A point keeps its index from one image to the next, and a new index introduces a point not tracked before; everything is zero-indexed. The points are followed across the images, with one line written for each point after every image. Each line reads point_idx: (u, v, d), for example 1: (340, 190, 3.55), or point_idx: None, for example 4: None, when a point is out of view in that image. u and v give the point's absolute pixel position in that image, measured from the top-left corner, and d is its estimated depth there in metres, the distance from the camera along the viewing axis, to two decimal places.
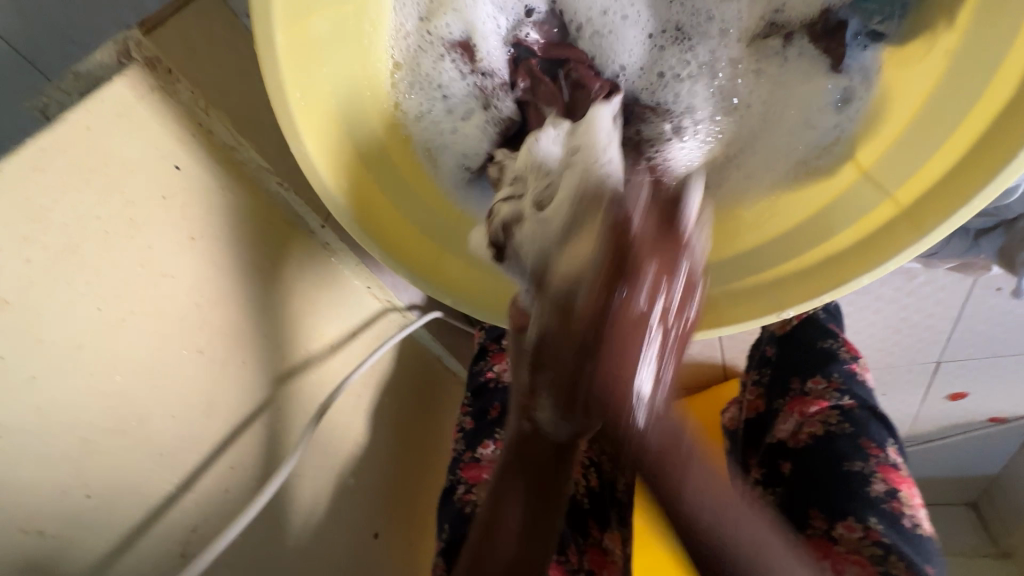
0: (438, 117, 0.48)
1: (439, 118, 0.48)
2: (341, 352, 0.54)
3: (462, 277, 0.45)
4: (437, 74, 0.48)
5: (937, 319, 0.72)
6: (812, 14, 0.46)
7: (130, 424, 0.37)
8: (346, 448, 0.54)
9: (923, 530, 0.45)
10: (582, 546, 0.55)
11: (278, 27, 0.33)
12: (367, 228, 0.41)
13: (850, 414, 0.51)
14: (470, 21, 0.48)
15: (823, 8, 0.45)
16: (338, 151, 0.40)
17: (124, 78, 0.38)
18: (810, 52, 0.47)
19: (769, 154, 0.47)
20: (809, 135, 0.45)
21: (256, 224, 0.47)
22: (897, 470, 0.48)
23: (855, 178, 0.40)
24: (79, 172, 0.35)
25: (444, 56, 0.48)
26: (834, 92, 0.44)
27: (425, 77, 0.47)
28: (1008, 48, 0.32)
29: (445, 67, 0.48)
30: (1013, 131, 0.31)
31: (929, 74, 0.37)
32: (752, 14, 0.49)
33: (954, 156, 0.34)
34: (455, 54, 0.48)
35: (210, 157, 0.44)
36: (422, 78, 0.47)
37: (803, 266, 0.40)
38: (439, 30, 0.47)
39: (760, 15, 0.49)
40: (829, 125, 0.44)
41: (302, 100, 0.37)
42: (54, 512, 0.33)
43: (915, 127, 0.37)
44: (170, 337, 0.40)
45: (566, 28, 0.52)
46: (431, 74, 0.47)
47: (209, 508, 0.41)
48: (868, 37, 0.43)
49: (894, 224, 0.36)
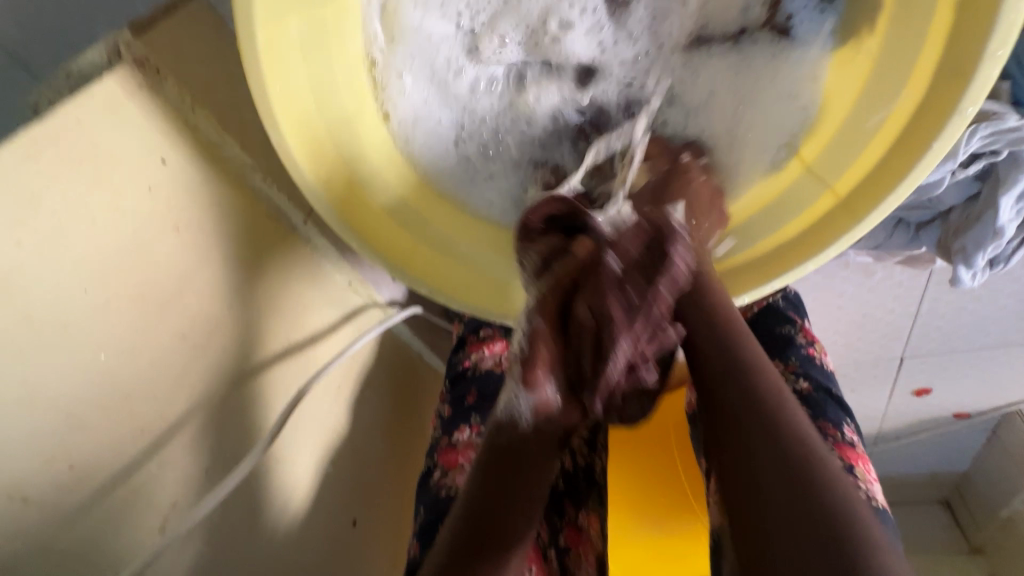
0: (428, 119, 0.50)
1: (451, 97, 0.50)
2: (323, 342, 0.56)
3: (466, 291, 0.48)
4: (401, 93, 0.48)
5: (897, 315, 0.76)
6: (733, 29, 0.49)
7: (114, 401, 0.39)
8: (326, 435, 0.56)
9: (877, 502, 0.48)
10: (559, 524, 0.57)
11: (258, 25, 0.36)
12: (341, 217, 0.43)
13: (808, 397, 0.53)
14: (417, 36, 0.47)
15: (741, 29, 0.48)
16: (314, 144, 0.42)
17: (114, 75, 0.40)
18: (764, 40, 0.47)
19: (747, 127, 0.48)
20: (777, 119, 0.46)
21: (238, 217, 0.49)
22: (852, 448, 0.50)
23: (799, 172, 0.44)
24: (69, 161, 0.37)
25: (401, 76, 0.48)
26: (802, 72, 0.46)
27: (388, 89, 0.48)
28: (921, 47, 0.36)
29: (403, 86, 0.48)
30: (927, 127, 0.35)
31: (857, 76, 0.41)
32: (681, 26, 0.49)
33: (880, 150, 0.37)
34: (415, 72, 0.48)
35: (196, 151, 0.46)
36: (390, 87, 0.48)
37: (752, 258, 0.43)
38: (395, 42, 0.47)
39: (689, 31, 0.49)
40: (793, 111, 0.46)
41: (281, 95, 0.39)
42: (39, 481, 0.34)
43: (851, 123, 0.40)
44: (155, 321, 0.42)
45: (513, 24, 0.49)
46: (394, 89, 0.48)
47: (190, 485, 0.43)
48: (823, 3, 0.45)
49: (834, 213, 0.39)
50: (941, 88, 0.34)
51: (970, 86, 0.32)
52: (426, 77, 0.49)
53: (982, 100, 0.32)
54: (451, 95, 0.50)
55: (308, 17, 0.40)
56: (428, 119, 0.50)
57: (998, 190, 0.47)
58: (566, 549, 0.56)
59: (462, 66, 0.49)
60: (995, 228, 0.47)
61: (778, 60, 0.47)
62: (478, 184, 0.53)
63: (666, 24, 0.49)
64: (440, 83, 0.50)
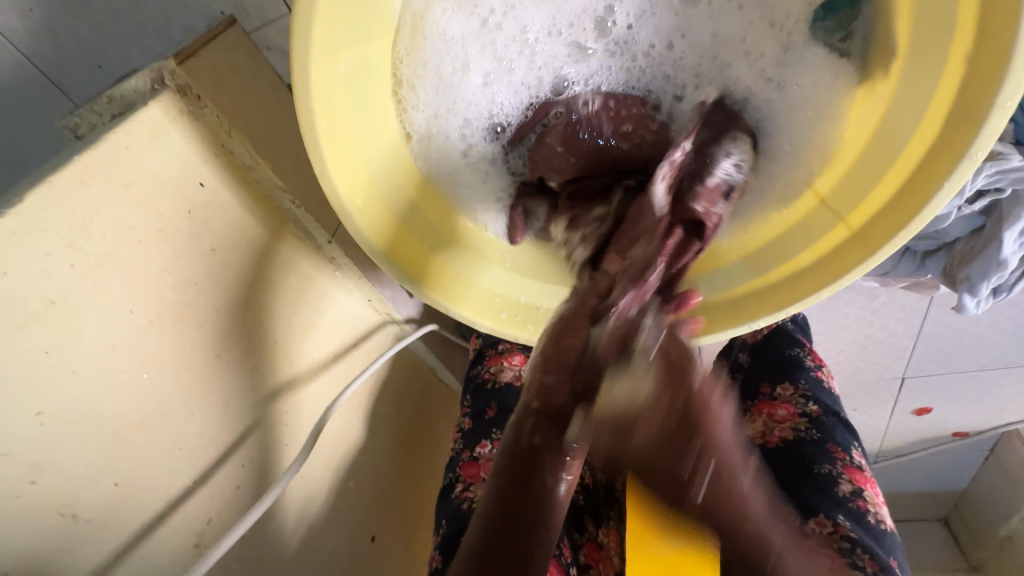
0: (448, 126, 0.51)
1: (456, 100, 0.50)
2: (344, 360, 0.58)
3: (510, 313, 0.52)
4: (414, 105, 0.48)
5: (900, 336, 0.78)
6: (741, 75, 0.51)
7: (155, 420, 0.39)
8: (345, 450, 0.56)
9: (886, 524, 0.48)
10: (578, 541, 0.58)
11: (312, 64, 0.37)
12: (373, 238, 0.45)
13: (817, 420, 0.54)
14: (440, 51, 0.47)
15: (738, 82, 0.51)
16: (356, 173, 0.44)
17: (158, 103, 0.41)
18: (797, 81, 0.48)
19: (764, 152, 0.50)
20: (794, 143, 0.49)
21: (269, 236, 0.51)
22: (861, 471, 0.52)
23: (813, 206, 0.46)
24: (117, 187, 0.38)
25: (415, 86, 0.48)
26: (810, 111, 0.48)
27: (405, 101, 0.48)
28: (934, 92, 0.38)
29: (419, 94, 0.48)
30: (936, 169, 0.37)
31: (873, 115, 0.43)
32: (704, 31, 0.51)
33: (892, 189, 0.40)
34: (431, 82, 0.48)
35: (230, 175, 0.47)
36: (409, 101, 0.48)
37: (760, 287, 0.46)
38: (419, 55, 0.47)
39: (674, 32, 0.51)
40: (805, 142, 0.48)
41: (328, 127, 0.40)
42: (85, 498, 0.35)
43: (864, 158, 0.43)
44: (194, 342, 0.43)
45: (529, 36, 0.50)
46: (411, 101, 0.48)
47: (222, 501, 0.43)
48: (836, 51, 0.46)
49: (848, 245, 0.42)
50: (955, 131, 0.36)
51: (982, 132, 0.35)
52: (437, 88, 0.49)
53: (992, 145, 0.35)
54: (460, 94, 0.50)
55: (354, 52, 0.41)
56: (438, 128, 0.50)
57: (1002, 225, 0.49)
58: (586, 567, 0.57)
59: (473, 62, 0.49)
60: (999, 259, 0.50)
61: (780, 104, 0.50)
62: (482, 192, 0.54)
63: (642, 34, 0.51)
64: (445, 87, 0.49)
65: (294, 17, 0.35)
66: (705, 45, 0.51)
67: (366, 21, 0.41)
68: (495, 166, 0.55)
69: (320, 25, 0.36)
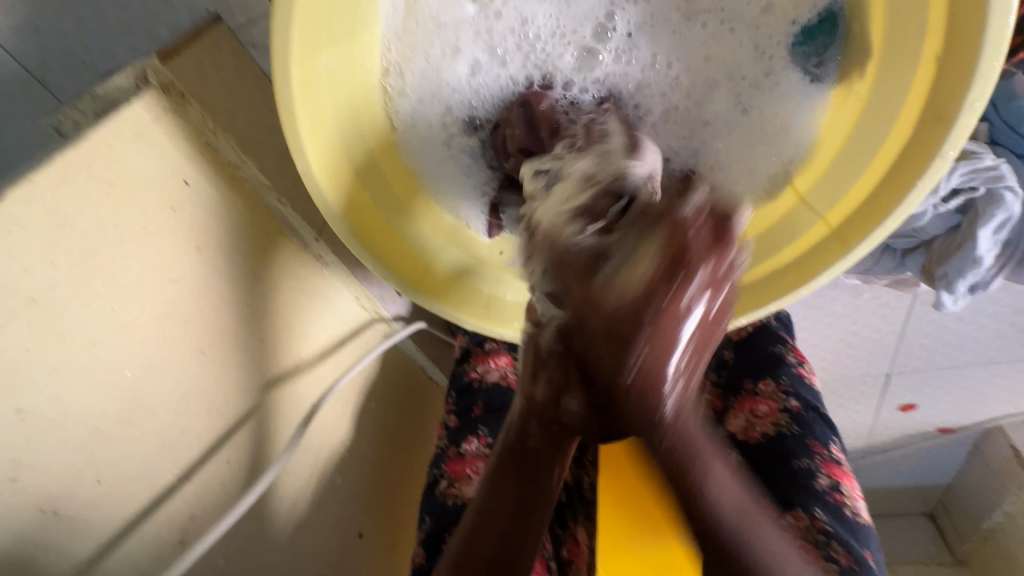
0: (433, 114, 0.51)
1: (441, 84, 0.50)
2: (331, 358, 0.58)
3: (496, 309, 0.52)
4: (400, 89, 0.48)
5: (885, 333, 0.79)
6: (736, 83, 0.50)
7: (138, 417, 0.40)
8: (331, 448, 0.56)
9: (861, 517, 0.50)
10: (561, 537, 0.61)
11: (293, 61, 0.37)
12: (348, 223, 0.45)
13: (798, 416, 0.55)
14: (432, 35, 0.48)
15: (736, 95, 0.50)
16: (339, 167, 0.44)
17: (141, 101, 0.41)
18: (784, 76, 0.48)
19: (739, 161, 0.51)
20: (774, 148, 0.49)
21: (254, 234, 0.51)
22: (839, 465, 0.53)
23: (793, 204, 0.46)
24: (99, 185, 0.38)
25: (404, 72, 0.48)
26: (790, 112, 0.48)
27: (394, 86, 0.48)
28: (905, 97, 0.39)
29: (407, 80, 0.48)
30: (909, 169, 0.38)
31: (849, 114, 0.44)
32: (694, 47, 0.51)
33: (869, 186, 0.40)
34: (418, 67, 0.48)
35: (213, 171, 0.47)
36: (398, 89, 0.48)
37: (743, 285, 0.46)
38: (411, 39, 0.47)
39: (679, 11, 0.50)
40: (786, 141, 0.48)
41: (310, 124, 0.41)
42: (66, 494, 0.35)
43: (843, 157, 0.43)
44: (178, 340, 0.43)
45: (530, 31, 0.50)
46: (397, 88, 0.48)
47: (205, 499, 0.43)
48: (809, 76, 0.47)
49: (825, 243, 0.43)
50: (927, 131, 0.37)
51: (951, 133, 0.35)
52: (423, 75, 0.49)
53: (961, 145, 0.35)
54: (447, 78, 0.50)
55: (336, 49, 0.41)
56: (423, 117, 0.50)
57: (976, 223, 0.50)
58: (568, 561, 0.59)
59: (464, 48, 0.49)
60: (974, 256, 0.51)
61: (754, 113, 0.50)
62: (463, 187, 0.54)
63: (639, 44, 0.51)
64: (433, 71, 0.49)
65: (276, 11, 0.35)
66: (695, 67, 0.51)
67: (347, 16, 0.41)
68: (477, 161, 0.54)
69: (302, 18, 0.36)
